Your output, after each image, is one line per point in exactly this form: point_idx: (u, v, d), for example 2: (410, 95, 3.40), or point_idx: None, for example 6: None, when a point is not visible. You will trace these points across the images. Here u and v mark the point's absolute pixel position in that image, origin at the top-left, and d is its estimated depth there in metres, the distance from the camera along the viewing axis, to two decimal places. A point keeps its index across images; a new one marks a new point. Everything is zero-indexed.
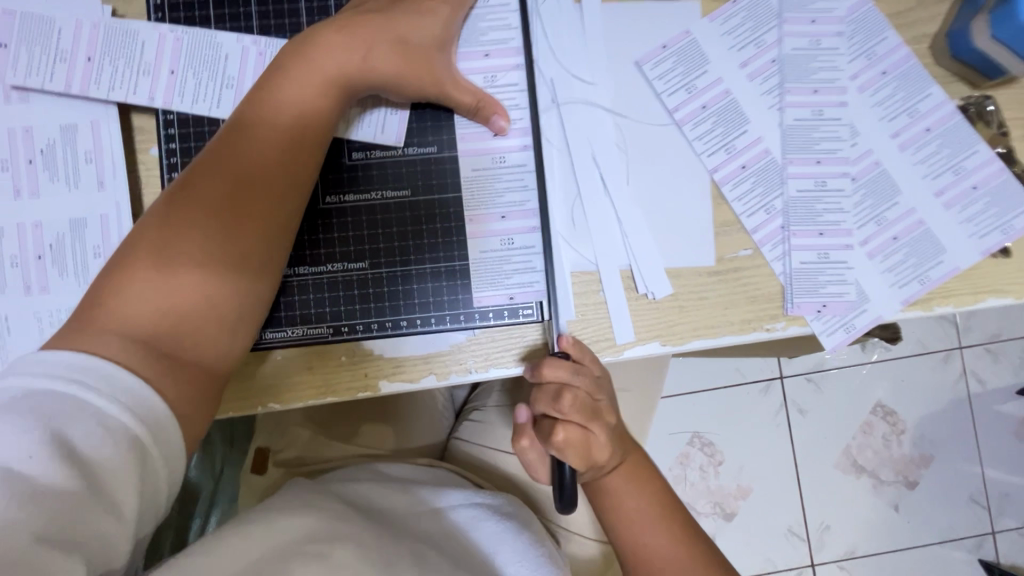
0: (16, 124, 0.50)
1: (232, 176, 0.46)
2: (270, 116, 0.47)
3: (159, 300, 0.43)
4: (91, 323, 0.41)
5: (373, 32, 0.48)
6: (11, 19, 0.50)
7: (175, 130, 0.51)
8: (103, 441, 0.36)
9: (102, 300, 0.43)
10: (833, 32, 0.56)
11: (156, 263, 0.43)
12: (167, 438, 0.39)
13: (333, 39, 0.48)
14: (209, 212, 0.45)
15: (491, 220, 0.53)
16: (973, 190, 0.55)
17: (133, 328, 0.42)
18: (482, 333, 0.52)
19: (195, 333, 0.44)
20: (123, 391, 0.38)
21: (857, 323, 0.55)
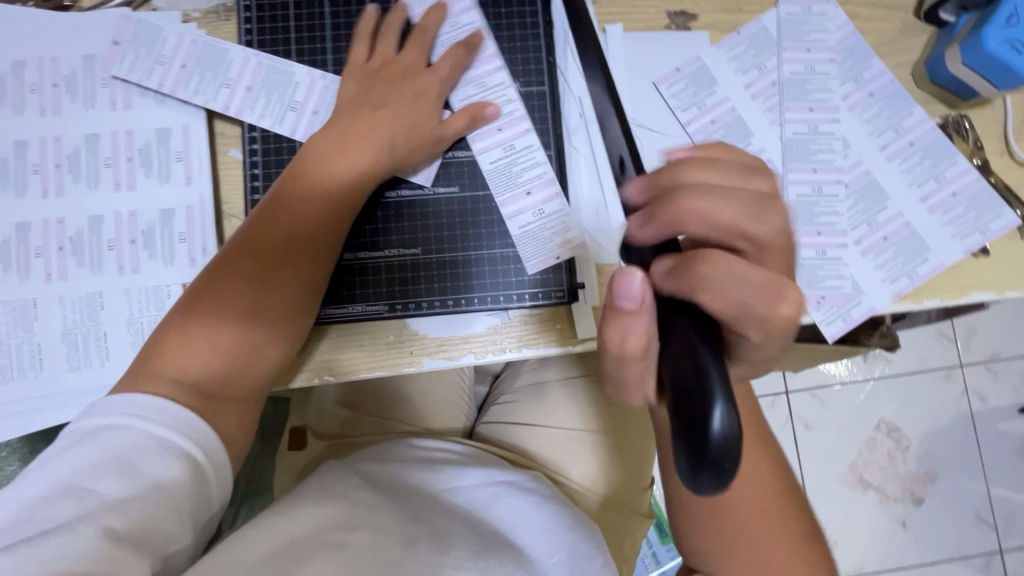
0: (120, 127, 0.58)
1: (264, 248, 0.53)
2: (300, 185, 0.54)
3: (207, 346, 0.50)
4: (143, 371, 0.49)
5: (385, 123, 0.56)
6: (129, 24, 0.59)
7: (260, 132, 0.59)
8: (160, 460, 0.43)
9: (153, 353, 0.50)
10: (826, 59, 0.64)
11: (198, 322, 0.51)
12: (212, 450, 0.47)
13: (351, 132, 0.55)
14: (245, 278, 0.52)
15: (528, 214, 0.58)
16: (953, 197, 0.62)
17: (183, 371, 0.49)
18: (516, 315, 0.58)
19: (230, 379, 0.51)
20: (171, 416, 0.46)
21: (853, 314, 0.61)
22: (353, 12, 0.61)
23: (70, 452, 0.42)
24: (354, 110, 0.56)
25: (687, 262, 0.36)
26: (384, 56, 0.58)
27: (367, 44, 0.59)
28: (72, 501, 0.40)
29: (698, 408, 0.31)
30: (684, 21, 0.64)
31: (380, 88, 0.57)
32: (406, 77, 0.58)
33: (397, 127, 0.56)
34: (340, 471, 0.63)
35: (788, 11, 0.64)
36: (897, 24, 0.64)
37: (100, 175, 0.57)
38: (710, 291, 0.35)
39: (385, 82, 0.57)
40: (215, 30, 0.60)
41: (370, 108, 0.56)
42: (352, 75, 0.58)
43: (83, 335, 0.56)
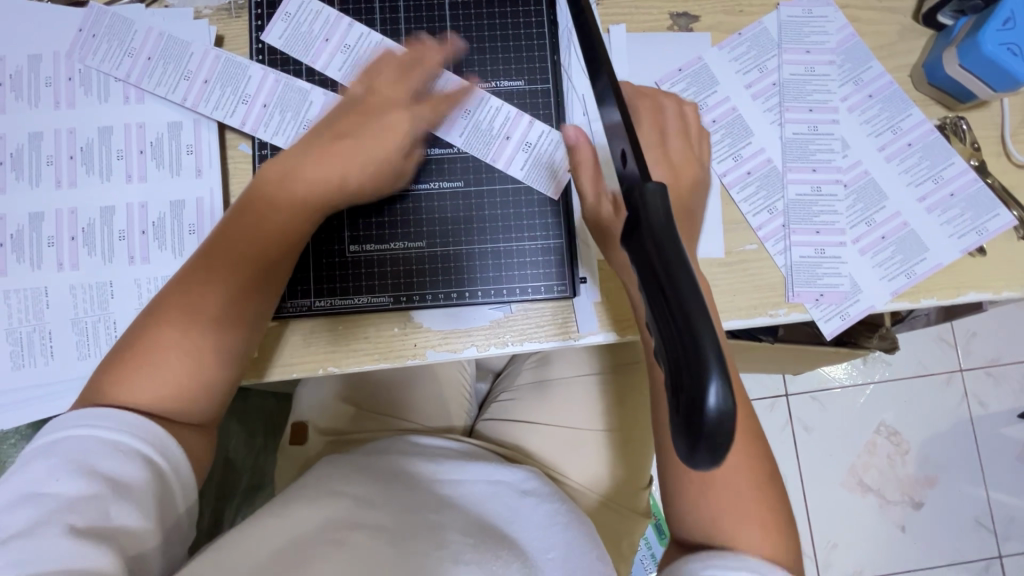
0: (132, 121, 0.59)
1: (213, 271, 0.50)
2: (271, 201, 0.52)
3: (170, 367, 0.48)
4: (95, 401, 0.47)
5: (350, 149, 0.53)
6: (129, 25, 0.59)
7: (270, 139, 0.59)
8: (120, 460, 0.43)
9: (105, 382, 0.48)
10: (826, 61, 0.65)
11: (148, 350, 0.48)
12: (173, 453, 0.46)
13: (311, 157, 0.52)
14: (195, 300, 0.49)
15: (533, 211, 0.59)
16: (951, 198, 0.63)
17: (145, 394, 0.47)
18: (518, 309, 0.59)
19: (184, 403, 0.48)
20: (124, 421, 0.44)
21: (851, 312, 0.62)
22: (362, 10, 0.61)
23: (31, 462, 0.42)
24: (318, 136, 0.54)
25: (647, 193, 0.29)
26: (374, 85, 0.56)
27: (365, 76, 0.56)
28: (35, 505, 0.39)
29: (688, 344, 0.24)
30: (686, 22, 0.65)
31: (349, 119, 0.54)
32: (374, 108, 0.54)
33: (361, 154, 0.53)
34: (342, 467, 0.64)
35: (789, 14, 0.65)
36: (896, 27, 0.65)
37: (112, 168, 0.59)
38: (668, 215, 0.29)
39: (358, 112, 0.54)
40: (226, 27, 0.61)
41: (333, 130, 0.54)
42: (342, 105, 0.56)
43: (93, 323, 0.57)
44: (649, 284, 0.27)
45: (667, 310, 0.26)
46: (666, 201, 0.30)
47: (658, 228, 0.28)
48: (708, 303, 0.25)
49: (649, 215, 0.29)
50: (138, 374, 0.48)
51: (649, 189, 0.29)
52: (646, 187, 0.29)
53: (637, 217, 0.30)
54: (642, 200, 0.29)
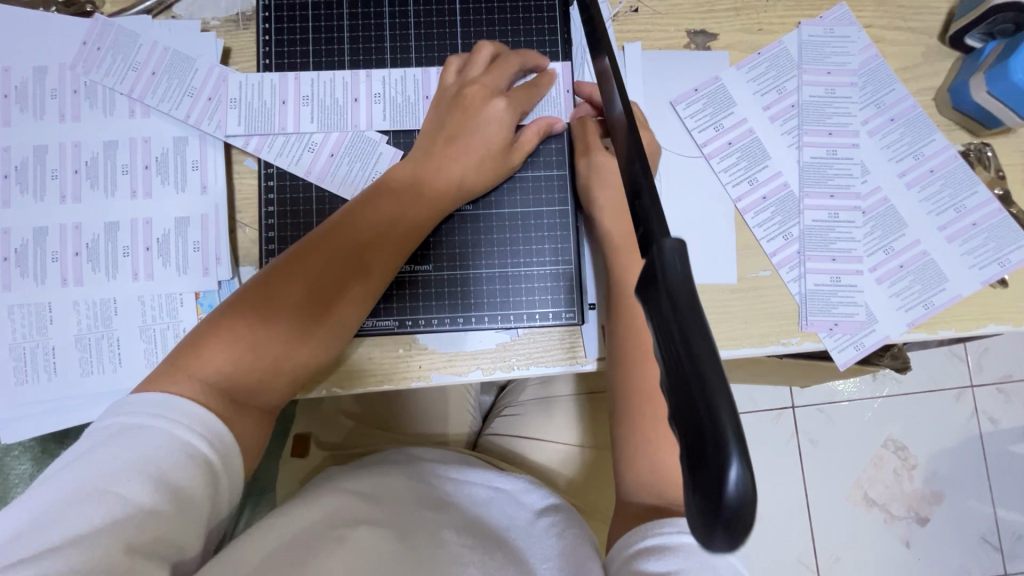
0: (137, 135, 0.58)
1: (321, 254, 0.50)
2: (377, 197, 0.53)
3: (250, 348, 0.48)
4: (180, 368, 0.46)
5: (462, 153, 0.55)
6: (134, 39, 0.58)
7: (272, 159, 0.57)
8: (186, 467, 0.41)
9: (192, 348, 0.47)
10: (847, 82, 0.63)
11: (245, 322, 0.48)
12: (232, 464, 0.45)
13: (429, 163, 0.55)
14: (297, 280, 0.49)
15: (542, 236, 0.58)
16: (973, 227, 0.61)
17: (221, 374, 0.47)
18: (525, 333, 0.58)
19: (258, 387, 0.48)
20: (195, 419, 0.44)
21: (866, 342, 0.60)
22: (373, 25, 0.60)
23: (94, 453, 0.40)
24: (431, 141, 0.56)
25: (664, 251, 0.28)
26: (469, 77, 0.57)
27: (459, 66, 0.58)
28: (96, 503, 0.38)
29: (706, 418, 0.23)
30: (703, 40, 0.63)
31: (453, 118, 0.56)
32: (485, 107, 0.56)
33: (472, 158, 0.55)
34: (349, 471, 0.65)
35: (810, 33, 0.63)
36: (921, 48, 0.63)
37: (118, 183, 0.58)
38: (688, 277, 0.27)
39: (459, 109, 0.56)
40: (233, 40, 0.60)
41: (447, 136, 0.56)
42: (435, 106, 0.57)
43: (96, 340, 0.57)
44: (667, 346, 0.26)
45: (686, 383, 0.24)
46: (685, 259, 0.28)
47: (679, 293, 0.26)
48: (729, 382, 0.24)
49: (667, 275, 0.27)
50: (221, 354, 0.47)
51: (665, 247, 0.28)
52: (664, 244, 0.28)
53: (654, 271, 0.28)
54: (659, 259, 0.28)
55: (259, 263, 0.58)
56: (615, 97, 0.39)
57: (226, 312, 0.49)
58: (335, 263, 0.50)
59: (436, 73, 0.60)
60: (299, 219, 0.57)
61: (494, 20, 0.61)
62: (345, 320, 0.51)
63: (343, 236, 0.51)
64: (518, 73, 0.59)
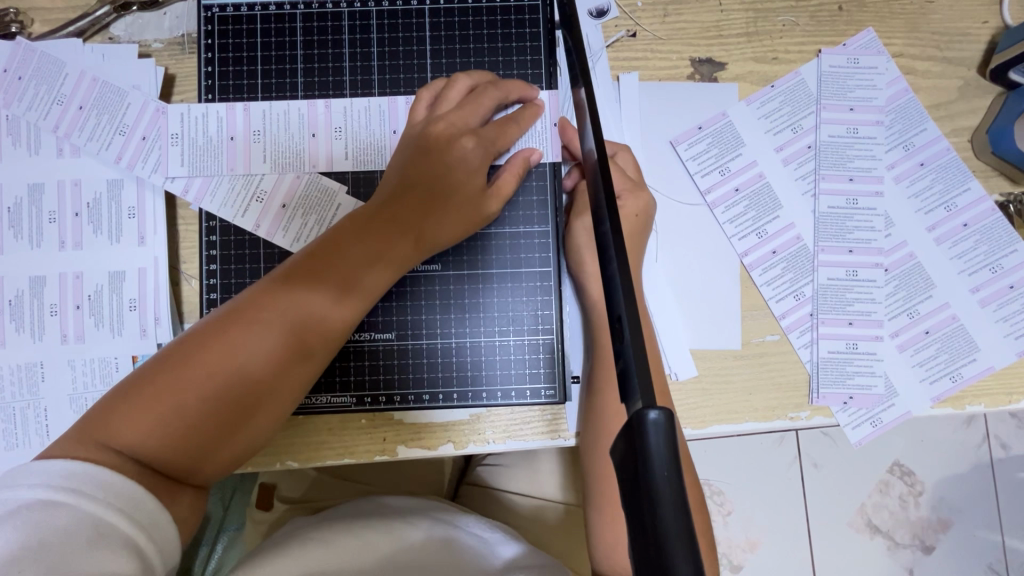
0: (66, 178, 0.52)
1: (273, 307, 0.43)
2: (344, 238, 0.46)
3: (186, 413, 0.40)
4: (94, 436, 0.38)
5: (431, 198, 0.48)
6: (60, 67, 0.51)
7: (215, 208, 0.51)
8: (104, 551, 0.33)
9: (110, 413, 0.39)
10: (871, 121, 0.55)
11: (180, 382, 0.40)
12: (164, 544, 0.37)
13: (402, 200, 0.48)
14: (242, 338, 0.42)
15: (520, 301, 0.52)
16: (1010, 290, 0.54)
17: (148, 444, 0.39)
18: (502, 407, 0.52)
19: (192, 466, 0.41)
20: (117, 494, 0.36)
21: (884, 418, 0.54)
22: (330, 54, 0.52)
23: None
24: (401, 177, 0.49)
25: (658, 503, 0.21)
26: (439, 111, 0.50)
27: (430, 99, 0.51)
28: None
29: None
30: (709, 70, 0.56)
31: (421, 157, 0.49)
32: (457, 144, 0.49)
33: (447, 201, 0.48)
34: (330, 518, 0.62)
35: (832, 63, 0.55)
36: (957, 82, 0.56)
37: (44, 232, 0.51)
38: (676, 466, 0.21)
39: (427, 147, 0.49)
40: (177, 68, 0.53)
41: (423, 172, 0.48)
42: (400, 146, 0.50)
43: (21, 409, 0.51)
44: None
45: None
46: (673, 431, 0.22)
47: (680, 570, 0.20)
48: None
49: (662, 531, 0.21)
50: (149, 417, 0.39)
51: (662, 485, 0.21)
52: (645, 415, 0.22)
53: (644, 523, 0.21)
54: (650, 500, 0.21)
55: (201, 313, 0.51)
56: (587, 131, 0.33)
57: (160, 365, 0.41)
58: (288, 318, 0.43)
59: (404, 107, 0.52)
60: (245, 278, 0.51)
61: (468, 49, 0.53)
62: (296, 384, 0.45)
63: (303, 283, 0.44)
64: (499, 106, 0.51)
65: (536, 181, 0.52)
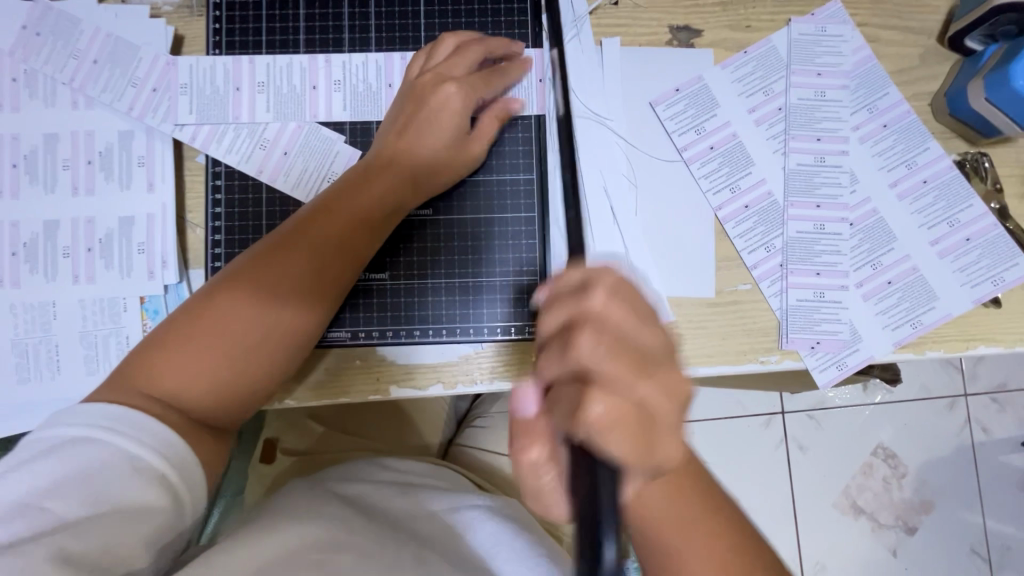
0: (80, 128, 0.55)
1: (286, 261, 0.46)
2: (350, 193, 0.50)
3: (218, 364, 0.43)
4: (130, 382, 0.41)
5: (421, 145, 0.52)
6: (76, 24, 0.55)
7: (224, 154, 0.54)
8: (136, 485, 0.37)
9: (141, 371, 0.42)
10: (837, 85, 0.59)
11: (211, 336, 0.43)
12: (194, 479, 0.40)
13: (396, 152, 0.51)
14: (261, 294, 0.45)
15: (506, 246, 0.55)
16: (966, 242, 0.57)
17: (185, 393, 0.42)
18: (488, 347, 0.55)
19: (226, 410, 0.44)
20: (149, 435, 0.38)
21: (849, 361, 0.57)
22: (331, 13, 0.56)
23: (23, 470, 0.36)
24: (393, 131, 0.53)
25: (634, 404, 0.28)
26: (429, 65, 0.54)
27: (421, 56, 0.54)
28: (37, 515, 0.35)
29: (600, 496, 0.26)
30: (686, 36, 0.59)
31: (413, 106, 0.52)
32: (443, 92, 0.52)
33: (436, 150, 0.52)
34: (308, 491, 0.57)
35: (801, 31, 0.59)
36: (917, 50, 0.60)
37: (59, 179, 0.55)
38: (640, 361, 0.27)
39: (414, 97, 0.53)
40: (184, 27, 0.56)
41: (411, 127, 0.52)
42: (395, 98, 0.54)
43: (34, 345, 0.54)
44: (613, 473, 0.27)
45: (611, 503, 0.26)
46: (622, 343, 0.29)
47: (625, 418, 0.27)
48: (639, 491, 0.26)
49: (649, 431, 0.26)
50: (183, 372, 0.42)
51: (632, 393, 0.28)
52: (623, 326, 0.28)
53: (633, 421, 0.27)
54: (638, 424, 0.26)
55: (205, 259, 0.54)
56: None
57: (183, 323, 0.44)
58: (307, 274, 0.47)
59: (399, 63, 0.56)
60: (249, 221, 0.54)
61: (461, 12, 0.57)
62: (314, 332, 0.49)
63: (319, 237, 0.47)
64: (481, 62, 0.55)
65: (514, 129, 0.56)
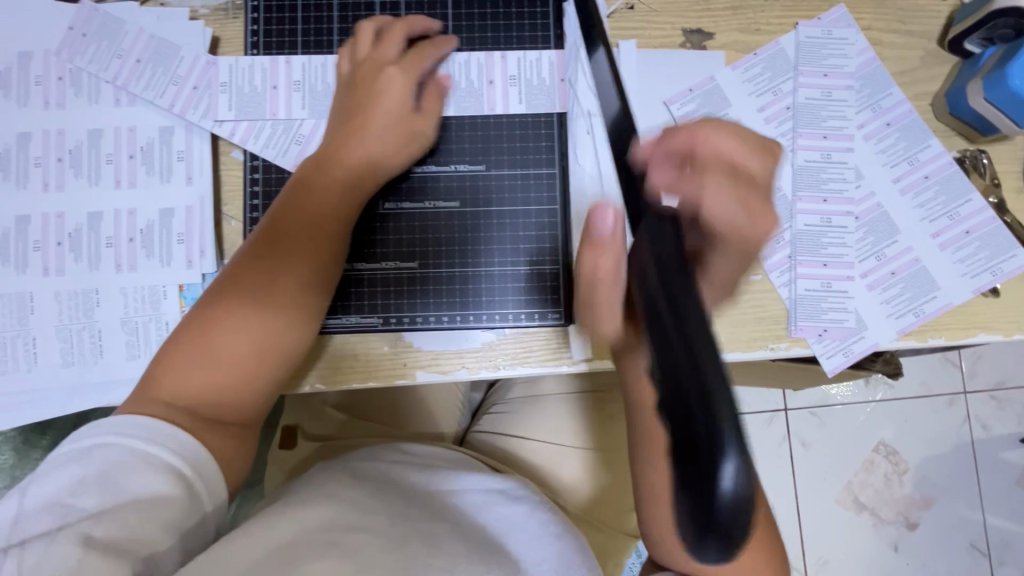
0: (122, 124, 0.57)
1: (275, 268, 0.50)
2: (314, 189, 0.52)
3: (208, 366, 0.47)
4: (141, 396, 0.46)
5: (370, 129, 0.54)
6: (121, 25, 0.58)
7: (262, 149, 0.57)
8: (148, 477, 0.39)
9: (149, 383, 0.46)
10: (843, 85, 0.62)
11: (204, 341, 0.47)
12: (207, 472, 0.43)
13: (342, 137, 0.54)
14: (240, 295, 0.49)
15: (529, 237, 0.58)
16: (966, 235, 0.60)
17: (183, 396, 0.45)
18: (510, 333, 0.57)
19: (225, 409, 0.47)
20: (158, 433, 0.42)
21: (854, 349, 0.60)
22: (364, 16, 0.59)
23: (50, 474, 0.39)
24: (340, 120, 0.55)
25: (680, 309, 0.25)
26: (359, 56, 0.56)
27: (352, 47, 0.57)
28: (66, 507, 0.37)
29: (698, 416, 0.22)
30: (699, 39, 0.62)
31: (351, 94, 0.55)
32: (381, 76, 0.55)
33: (387, 127, 0.54)
34: (331, 472, 0.59)
35: (808, 34, 0.62)
36: (919, 52, 0.63)
37: (102, 172, 0.57)
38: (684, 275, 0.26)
39: (354, 86, 0.55)
40: (221, 29, 0.59)
41: (351, 116, 0.55)
42: (339, 84, 0.57)
43: (78, 330, 0.56)
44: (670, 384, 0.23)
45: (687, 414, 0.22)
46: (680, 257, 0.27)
47: (700, 339, 0.24)
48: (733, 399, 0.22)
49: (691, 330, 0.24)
50: (179, 377, 0.46)
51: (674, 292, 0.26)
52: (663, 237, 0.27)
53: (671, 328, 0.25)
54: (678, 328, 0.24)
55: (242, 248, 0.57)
56: None
57: (178, 334, 0.48)
58: (282, 271, 0.50)
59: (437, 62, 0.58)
60: None
61: (486, 15, 0.60)
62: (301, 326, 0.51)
63: (289, 236, 0.51)
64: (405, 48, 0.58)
65: (507, 123, 0.59)
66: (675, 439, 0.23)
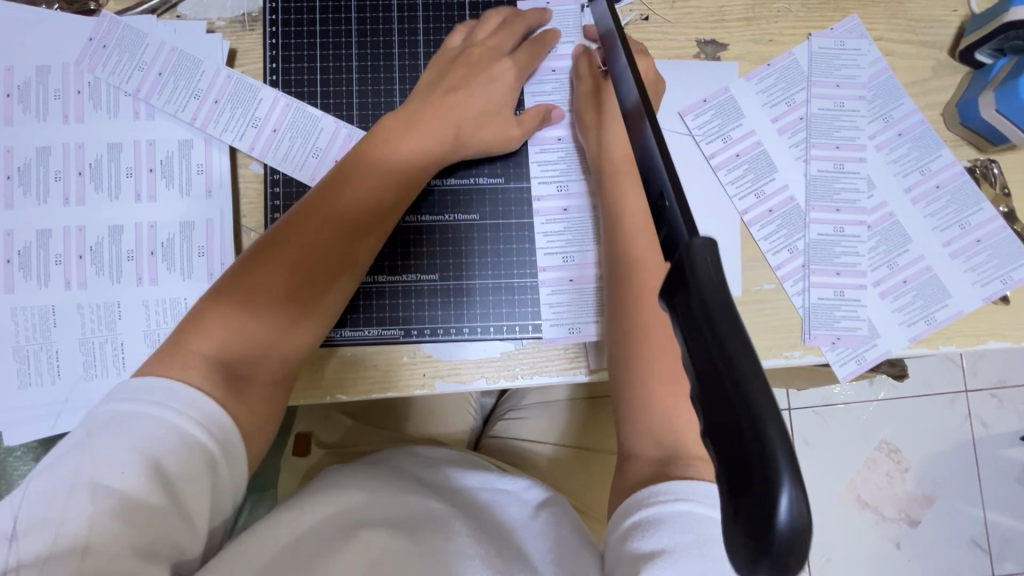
0: (142, 138, 0.58)
1: (324, 237, 0.50)
2: (370, 165, 0.53)
3: (242, 325, 0.46)
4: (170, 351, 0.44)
5: (457, 109, 0.56)
6: (140, 37, 0.58)
7: (282, 163, 0.57)
8: (178, 460, 0.38)
9: (184, 331, 0.45)
10: (855, 96, 0.63)
11: (242, 297, 0.47)
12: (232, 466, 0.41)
13: (423, 115, 0.55)
14: (284, 257, 0.48)
15: (549, 249, 0.59)
16: (977, 243, 0.61)
17: (214, 353, 0.44)
18: (528, 344, 0.58)
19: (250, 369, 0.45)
20: (191, 408, 0.40)
21: (868, 356, 0.61)
22: (381, 30, 0.60)
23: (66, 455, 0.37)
24: (429, 93, 0.56)
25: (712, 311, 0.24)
26: (475, 38, 0.58)
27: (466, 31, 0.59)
28: (73, 507, 0.35)
29: (749, 441, 0.21)
30: (713, 50, 0.63)
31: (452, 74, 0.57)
32: (495, 63, 0.57)
33: (470, 112, 0.56)
34: (347, 468, 0.58)
35: (820, 45, 0.63)
36: (930, 63, 0.63)
37: (122, 186, 0.57)
38: (723, 285, 0.24)
39: (462, 64, 0.57)
40: (238, 42, 0.59)
41: (444, 91, 0.56)
42: (438, 61, 0.58)
43: (100, 344, 0.56)
44: (711, 403, 0.23)
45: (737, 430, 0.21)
46: (714, 257, 0.25)
47: (738, 353, 0.22)
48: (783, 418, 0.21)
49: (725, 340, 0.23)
50: (214, 331, 0.45)
51: (708, 298, 0.24)
52: (692, 241, 0.26)
53: (704, 338, 0.23)
54: (717, 339, 0.23)
55: None
56: (627, 84, 0.38)
57: (217, 285, 0.48)
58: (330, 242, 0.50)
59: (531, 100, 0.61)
60: None
61: None
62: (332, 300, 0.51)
63: (339, 209, 0.50)
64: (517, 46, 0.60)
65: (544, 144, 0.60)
66: (723, 466, 0.22)
